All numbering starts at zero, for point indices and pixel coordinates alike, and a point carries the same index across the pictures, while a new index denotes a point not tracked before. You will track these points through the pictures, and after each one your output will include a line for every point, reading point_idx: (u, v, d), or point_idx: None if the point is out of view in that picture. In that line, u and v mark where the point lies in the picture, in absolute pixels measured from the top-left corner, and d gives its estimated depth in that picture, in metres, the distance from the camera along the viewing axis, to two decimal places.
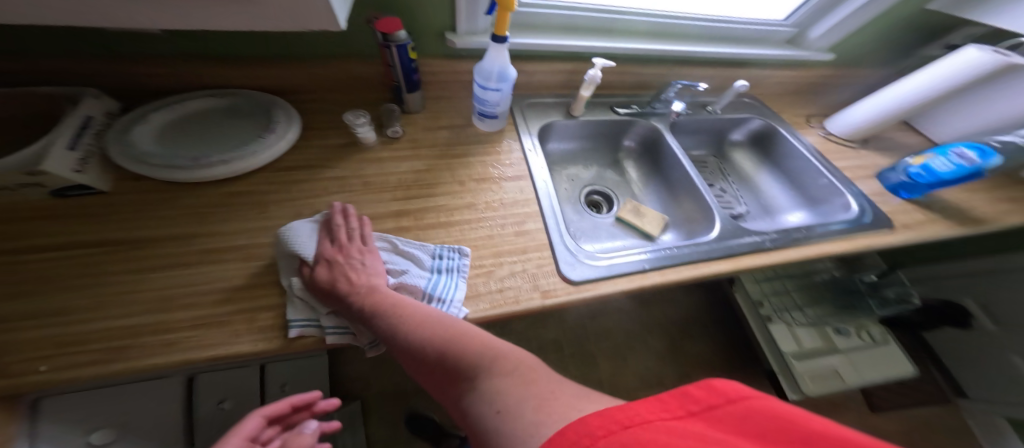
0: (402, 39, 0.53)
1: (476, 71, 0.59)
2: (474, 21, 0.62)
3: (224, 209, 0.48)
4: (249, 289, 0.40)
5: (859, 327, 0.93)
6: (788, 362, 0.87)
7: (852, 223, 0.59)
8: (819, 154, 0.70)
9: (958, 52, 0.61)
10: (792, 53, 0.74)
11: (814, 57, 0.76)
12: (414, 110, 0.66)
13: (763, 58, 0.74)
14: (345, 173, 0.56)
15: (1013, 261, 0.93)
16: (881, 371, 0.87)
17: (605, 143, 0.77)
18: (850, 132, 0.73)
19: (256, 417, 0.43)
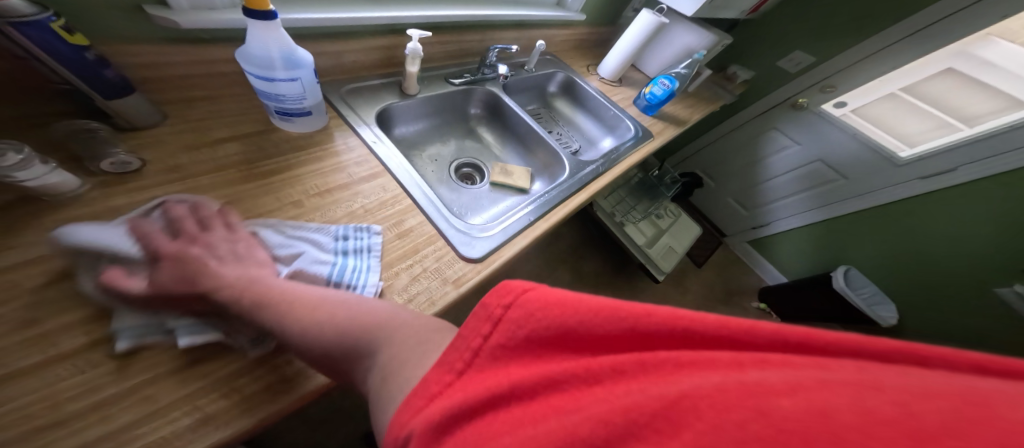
0: (26, 11, 0.27)
1: (240, 61, 0.38)
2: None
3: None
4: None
5: (665, 207, 1.34)
6: (645, 251, 1.20)
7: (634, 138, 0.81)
8: (602, 93, 0.91)
9: (640, 17, 0.90)
10: (562, 14, 0.90)
11: (574, 17, 0.93)
12: (152, 122, 0.40)
13: (547, 20, 0.87)
14: (33, 251, 0.29)
15: (703, 142, 1.55)
16: (687, 234, 1.30)
17: (453, 115, 0.74)
18: (613, 73, 0.97)
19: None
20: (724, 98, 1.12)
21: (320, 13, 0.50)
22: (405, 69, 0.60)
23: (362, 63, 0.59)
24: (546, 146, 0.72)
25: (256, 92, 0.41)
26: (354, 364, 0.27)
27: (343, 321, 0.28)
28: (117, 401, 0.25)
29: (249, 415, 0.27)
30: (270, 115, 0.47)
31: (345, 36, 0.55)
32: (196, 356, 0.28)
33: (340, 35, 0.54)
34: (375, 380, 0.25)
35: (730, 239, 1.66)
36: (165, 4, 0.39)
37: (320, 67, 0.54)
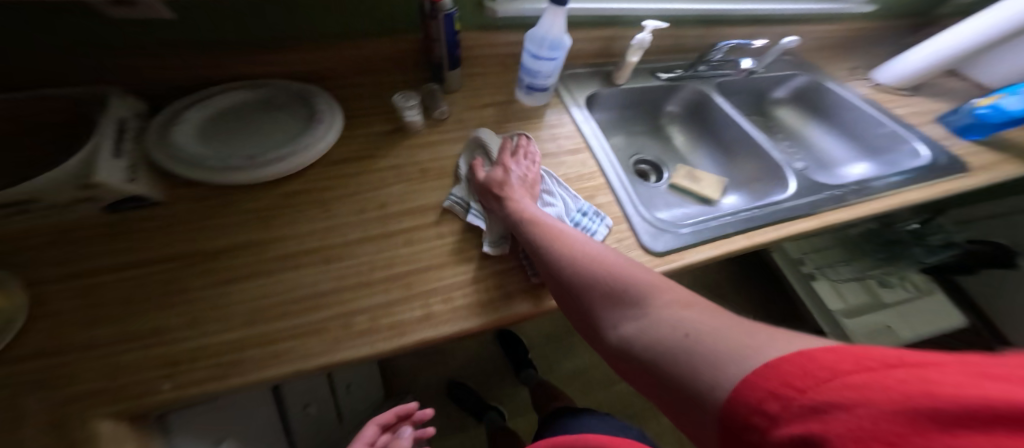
0: (449, 8, 0.46)
1: (526, 39, 0.53)
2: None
3: (288, 208, 0.45)
4: (339, 291, 0.40)
5: (901, 277, 1.03)
6: (838, 319, 0.96)
7: (916, 168, 0.60)
8: (875, 102, 0.71)
9: (1000, 4, 0.65)
10: (829, 6, 0.76)
11: (854, 9, 0.79)
12: (453, 89, 0.59)
13: (807, 13, 0.76)
14: (398, 161, 0.52)
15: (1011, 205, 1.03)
16: (935, 325, 0.97)
17: (644, 112, 0.74)
18: (903, 80, 0.74)
19: (371, 426, 0.56)
20: None
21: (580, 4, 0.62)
22: (624, 59, 0.65)
23: (587, 49, 0.68)
24: (767, 160, 0.63)
25: (520, 66, 0.56)
26: (610, 304, 0.32)
27: (581, 257, 0.37)
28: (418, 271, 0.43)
29: (475, 320, 0.40)
30: (515, 89, 0.61)
31: (584, 24, 0.65)
32: (458, 257, 0.45)
33: (584, 25, 0.64)
34: (639, 340, 0.27)
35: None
36: None
37: None
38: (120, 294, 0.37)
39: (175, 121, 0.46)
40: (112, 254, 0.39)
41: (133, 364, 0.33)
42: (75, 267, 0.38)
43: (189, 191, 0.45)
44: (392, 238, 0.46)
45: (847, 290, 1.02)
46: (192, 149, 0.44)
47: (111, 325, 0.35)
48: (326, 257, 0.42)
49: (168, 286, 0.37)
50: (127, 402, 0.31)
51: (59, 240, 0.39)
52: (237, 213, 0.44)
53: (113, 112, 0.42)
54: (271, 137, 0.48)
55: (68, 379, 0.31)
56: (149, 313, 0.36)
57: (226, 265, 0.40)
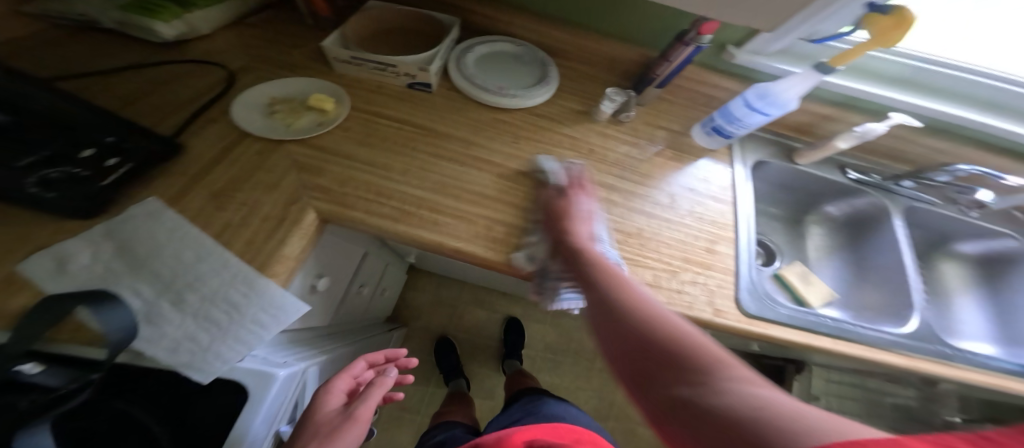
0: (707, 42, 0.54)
1: (750, 87, 0.58)
2: (770, 43, 0.61)
3: (488, 129, 0.60)
4: (496, 203, 0.54)
5: None
6: None
7: None
8: None
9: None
10: None
11: None
12: (642, 102, 0.69)
13: None
14: (575, 134, 0.64)
15: None
16: None
17: (800, 199, 0.74)
18: None
19: (352, 368, 0.60)
20: None
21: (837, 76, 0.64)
22: (824, 140, 0.65)
23: (789, 120, 0.68)
24: (901, 296, 0.60)
25: (723, 108, 0.60)
26: (664, 379, 0.27)
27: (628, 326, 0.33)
28: (550, 220, 0.56)
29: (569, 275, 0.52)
30: (695, 126, 0.67)
31: None
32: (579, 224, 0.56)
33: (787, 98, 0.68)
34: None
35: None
36: (737, 46, 0.64)
37: None
38: (373, 133, 0.55)
39: (467, 49, 0.64)
40: (384, 108, 0.58)
41: (361, 180, 0.50)
42: (367, 107, 0.57)
43: (446, 92, 0.62)
44: (547, 185, 0.58)
45: None
46: (469, 71, 0.61)
47: (360, 147, 0.53)
48: (496, 172, 0.57)
49: (400, 144, 0.55)
50: (327, 207, 0.47)
51: (376, 91, 0.59)
52: (459, 117, 0.60)
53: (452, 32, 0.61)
54: (513, 81, 0.63)
55: (316, 172, 0.50)
56: (380, 152, 0.53)
57: (435, 147, 0.56)
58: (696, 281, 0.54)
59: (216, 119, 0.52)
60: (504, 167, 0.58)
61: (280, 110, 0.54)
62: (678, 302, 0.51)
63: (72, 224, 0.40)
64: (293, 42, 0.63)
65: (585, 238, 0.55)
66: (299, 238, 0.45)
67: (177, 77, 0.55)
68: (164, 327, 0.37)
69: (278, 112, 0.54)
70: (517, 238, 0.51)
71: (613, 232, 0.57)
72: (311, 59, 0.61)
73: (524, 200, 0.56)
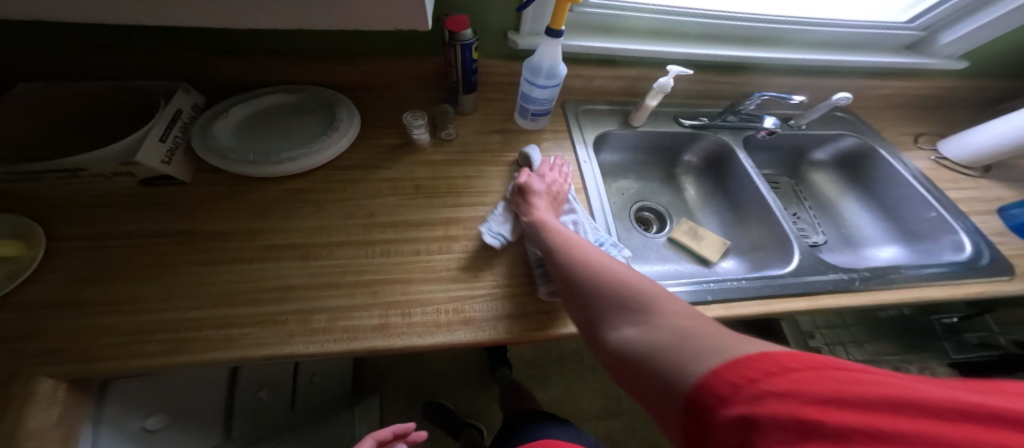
0: (469, 39, 0.48)
1: (523, 66, 0.52)
2: (539, 20, 0.55)
3: (279, 205, 0.51)
4: (305, 289, 0.43)
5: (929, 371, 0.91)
6: None
7: (951, 264, 0.52)
8: (928, 180, 0.62)
9: None
10: (905, 62, 0.66)
11: (941, 66, 0.67)
12: (468, 111, 0.63)
13: (870, 66, 0.67)
14: (397, 175, 0.56)
15: None
16: None
17: (661, 157, 0.74)
18: (971, 156, 0.63)
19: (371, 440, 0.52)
20: None
21: (598, 39, 0.61)
22: (643, 101, 0.65)
23: (608, 87, 0.68)
24: (776, 228, 0.60)
25: (520, 92, 0.56)
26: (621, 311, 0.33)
27: (609, 273, 0.37)
28: (383, 282, 0.45)
29: (420, 338, 0.42)
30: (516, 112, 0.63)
31: (604, 62, 0.65)
32: (414, 276, 0.47)
33: (604, 62, 0.65)
34: (635, 342, 0.30)
35: None
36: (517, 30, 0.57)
37: (572, 89, 0.67)
38: (119, 259, 0.43)
39: (217, 115, 0.53)
40: (137, 221, 0.46)
41: (105, 324, 0.38)
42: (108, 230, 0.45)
43: (213, 177, 0.52)
44: (372, 247, 0.49)
45: None
46: (225, 141, 0.52)
47: (94, 286, 0.40)
48: (299, 256, 0.46)
49: (172, 259, 0.44)
50: (68, 364, 0.35)
51: (97, 205, 0.47)
52: (242, 200, 0.50)
53: (173, 102, 0.49)
54: (296, 137, 0.54)
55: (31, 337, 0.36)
56: (130, 280, 0.41)
57: (213, 245, 0.46)
58: None
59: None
60: (312, 243, 0.48)
61: None
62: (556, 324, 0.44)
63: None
64: None
65: (427, 290, 0.46)
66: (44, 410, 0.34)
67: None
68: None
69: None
70: (342, 320, 0.41)
71: (459, 270, 0.48)
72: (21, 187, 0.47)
73: (346, 273, 0.46)
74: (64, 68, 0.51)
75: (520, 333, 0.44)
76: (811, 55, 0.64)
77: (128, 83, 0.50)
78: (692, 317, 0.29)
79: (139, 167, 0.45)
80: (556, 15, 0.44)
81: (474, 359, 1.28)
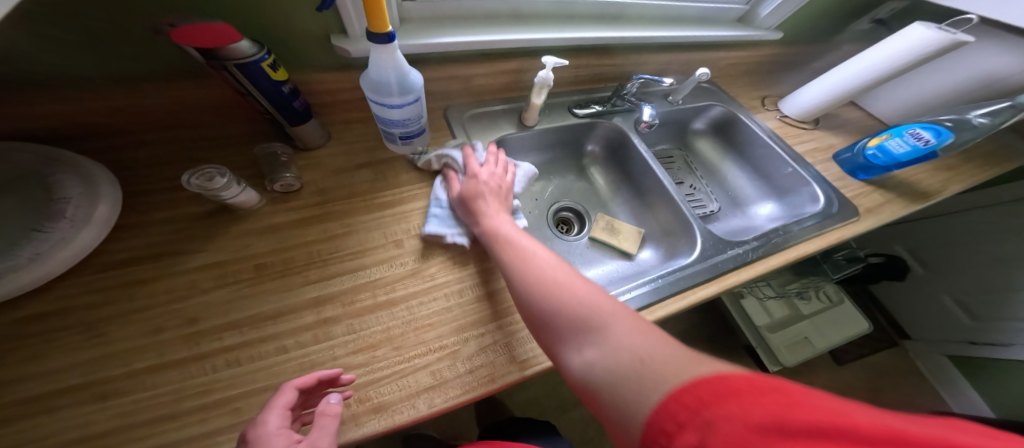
0: (250, 53, 0.32)
1: (363, 83, 0.38)
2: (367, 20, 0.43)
3: (24, 338, 0.32)
4: (122, 432, 0.30)
5: (819, 290, 1.13)
6: (763, 335, 1.06)
7: (817, 216, 0.58)
8: (777, 137, 0.69)
9: (904, 30, 0.58)
10: (742, 34, 0.70)
11: (763, 37, 0.73)
12: (316, 144, 0.48)
13: (718, 40, 0.70)
14: (222, 255, 0.40)
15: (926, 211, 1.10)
16: (842, 329, 1.06)
17: (565, 151, 0.70)
18: (803, 113, 0.71)
19: (291, 390, 0.32)
20: (1019, 162, 0.70)
21: (459, 36, 0.50)
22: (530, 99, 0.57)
23: (491, 86, 0.59)
24: (678, 212, 0.60)
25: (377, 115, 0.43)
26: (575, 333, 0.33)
27: (575, 306, 0.34)
28: (248, 394, 0.33)
29: None
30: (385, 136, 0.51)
31: (477, 59, 0.56)
32: (287, 377, 0.34)
33: (478, 60, 0.55)
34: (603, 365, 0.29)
35: (912, 343, 1.29)
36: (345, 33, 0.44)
37: (449, 95, 0.56)
38: None
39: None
40: None
41: None
42: None
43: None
44: (206, 359, 0.34)
45: (773, 307, 1.11)
46: None
47: None
48: (102, 391, 0.31)
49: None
50: None
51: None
52: None
53: None
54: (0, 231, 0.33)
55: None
56: None
57: None
58: (483, 347, 0.39)
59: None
60: (111, 374, 0.32)
61: None
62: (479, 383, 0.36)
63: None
64: None
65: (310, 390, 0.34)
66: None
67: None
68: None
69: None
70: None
71: (346, 357, 0.37)
72: None
73: (184, 395, 0.32)
74: None
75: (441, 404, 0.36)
76: (672, 32, 0.64)
77: None
78: (648, 332, 0.30)
79: None
80: (374, 15, 0.31)
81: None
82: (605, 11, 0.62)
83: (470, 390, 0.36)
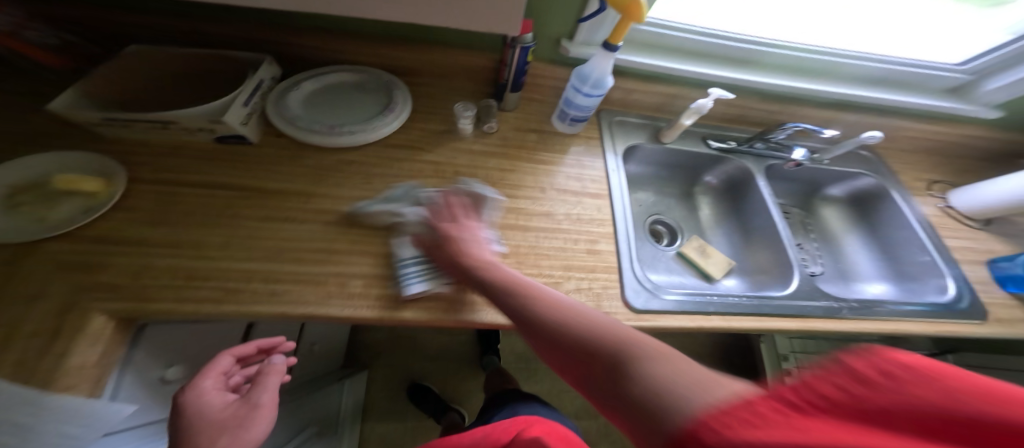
0: (528, 41, 0.53)
1: (572, 73, 0.56)
2: (594, 32, 0.60)
3: (330, 172, 0.54)
4: (345, 255, 0.47)
5: None
6: None
7: (941, 304, 0.57)
8: (930, 226, 0.67)
9: None
10: (934, 106, 0.71)
11: (967, 113, 0.73)
12: (509, 108, 0.67)
13: (902, 107, 0.72)
14: (439, 159, 0.60)
15: None
16: None
17: (681, 176, 0.79)
18: (978, 209, 0.67)
19: (225, 357, 0.43)
20: None
21: (644, 59, 0.65)
22: (676, 120, 0.68)
23: (641, 101, 0.72)
24: (783, 255, 0.64)
25: (564, 96, 0.59)
26: (596, 376, 0.31)
27: (604, 331, 0.33)
28: (417, 257, 0.49)
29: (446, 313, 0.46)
30: (552, 115, 0.68)
31: (642, 78, 0.69)
32: (443, 253, 0.51)
33: (646, 78, 0.69)
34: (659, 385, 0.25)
35: None
36: (571, 38, 0.62)
37: (608, 99, 0.70)
38: (188, 207, 0.47)
39: (290, 85, 0.58)
40: (198, 174, 0.50)
41: (161, 268, 0.42)
42: (174, 177, 0.49)
43: (284, 143, 0.55)
44: (409, 222, 0.52)
45: None
46: (295, 110, 0.56)
47: (163, 229, 0.44)
48: (346, 222, 0.50)
49: (215, 213, 0.47)
50: (123, 305, 0.39)
51: (172, 154, 0.51)
52: (295, 165, 0.54)
53: (257, 72, 0.53)
54: (355, 114, 0.58)
55: (99, 270, 0.40)
56: (192, 227, 0.45)
57: (265, 205, 0.49)
58: (579, 286, 0.50)
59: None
60: (360, 211, 0.51)
61: (26, 202, 0.43)
62: None
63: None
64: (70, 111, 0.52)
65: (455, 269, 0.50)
66: (91, 344, 0.37)
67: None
68: None
69: (27, 206, 0.43)
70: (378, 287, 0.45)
71: None
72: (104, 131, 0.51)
73: (385, 243, 0.50)
74: (158, 31, 0.55)
75: None
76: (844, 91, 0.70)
77: (217, 52, 0.55)
78: (667, 357, 0.28)
79: (223, 126, 0.49)
80: (617, 32, 0.48)
81: (471, 347, 1.33)
82: (785, 61, 0.69)
83: None
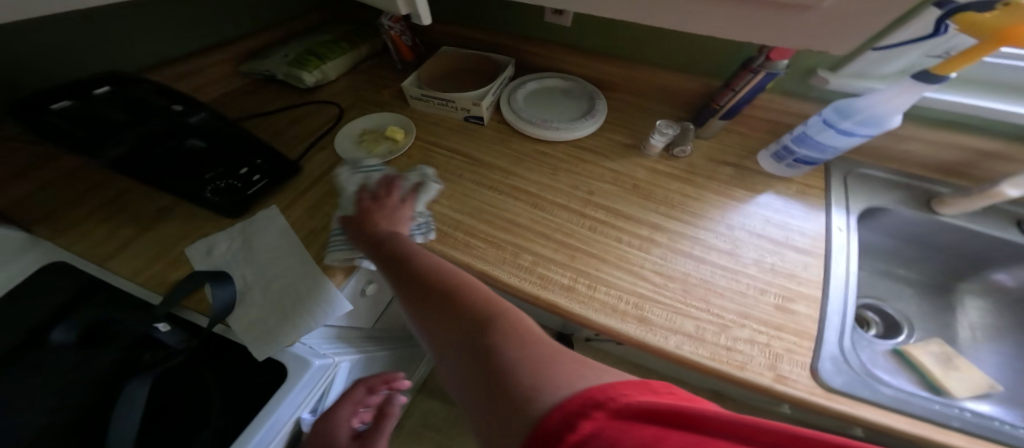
0: (781, 68, 0.48)
1: (826, 107, 0.50)
2: (880, 64, 0.52)
3: (528, 158, 0.62)
4: (523, 230, 0.53)
5: None
6: None
7: None
8: None
9: None
10: None
11: None
12: (704, 136, 0.63)
13: None
14: (620, 169, 0.61)
15: None
16: None
17: (938, 260, 0.59)
18: None
19: (358, 393, 0.59)
20: None
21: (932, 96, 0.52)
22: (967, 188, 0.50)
23: (891, 157, 0.56)
24: None
25: (797, 131, 0.53)
26: None
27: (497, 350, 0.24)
28: (583, 251, 0.51)
29: (595, 312, 0.45)
30: (760, 152, 0.61)
31: (903, 129, 0.54)
32: (608, 256, 0.51)
33: (909, 130, 0.54)
34: None
35: None
36: (833, 70, 0.55)
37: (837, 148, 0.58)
38: (427, 160, 0.62)
39: (518, 85, 0.70)
40: (438, 138, 0.65)
41: None
42: (425, 136, 0.65)
43: (499, 127, 0.67)
44: (584, 217, 0.55)
45: None
46: (518, 103, 0.67)
47: (416, 173, 0.60)
48: (535, 203, 0.57)
49: (449, 172, 0.60)
50: None
51: (437, 123, 0.67)
52: (503, 146, 0.64)
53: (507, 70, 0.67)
54: (559, 114, 0.66)
55: (377, 191, 0.57)
56: (430, 178, 0.59)
57: (481, 175, 0.60)
58: (758, 343, 0.43)
59: (324, 147, 0.64)
60: (547, 196, 0.57)
61: (366, 140, 0.64)
62: (732, 363, 0.41)
63: (222, 221, 0.54)
64: (379, 81, 0.77)
65: (616, 274, 0.49)
66: (355, 248, 0.52)
67: (304, 114, 0.70)
68: (254, 300, 0.46)
69: (366, 140, 0.64)
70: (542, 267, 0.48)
71: (650, 270, 0.50)
72: (394, 97, 0.73)
73: (559, 230, 0.54)
74: (446, 34, 0.76)
75: (685, 351, 0.42)
76: None
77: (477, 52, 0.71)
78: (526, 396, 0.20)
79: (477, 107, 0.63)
80: (951, 61, 0.39)
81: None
82: None
83: (718, 360, 0.41)
